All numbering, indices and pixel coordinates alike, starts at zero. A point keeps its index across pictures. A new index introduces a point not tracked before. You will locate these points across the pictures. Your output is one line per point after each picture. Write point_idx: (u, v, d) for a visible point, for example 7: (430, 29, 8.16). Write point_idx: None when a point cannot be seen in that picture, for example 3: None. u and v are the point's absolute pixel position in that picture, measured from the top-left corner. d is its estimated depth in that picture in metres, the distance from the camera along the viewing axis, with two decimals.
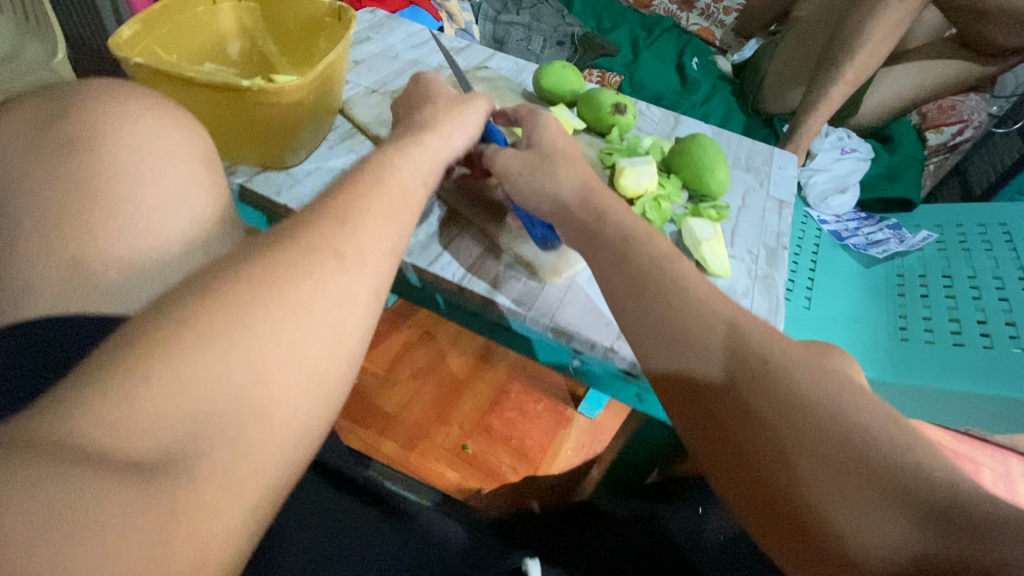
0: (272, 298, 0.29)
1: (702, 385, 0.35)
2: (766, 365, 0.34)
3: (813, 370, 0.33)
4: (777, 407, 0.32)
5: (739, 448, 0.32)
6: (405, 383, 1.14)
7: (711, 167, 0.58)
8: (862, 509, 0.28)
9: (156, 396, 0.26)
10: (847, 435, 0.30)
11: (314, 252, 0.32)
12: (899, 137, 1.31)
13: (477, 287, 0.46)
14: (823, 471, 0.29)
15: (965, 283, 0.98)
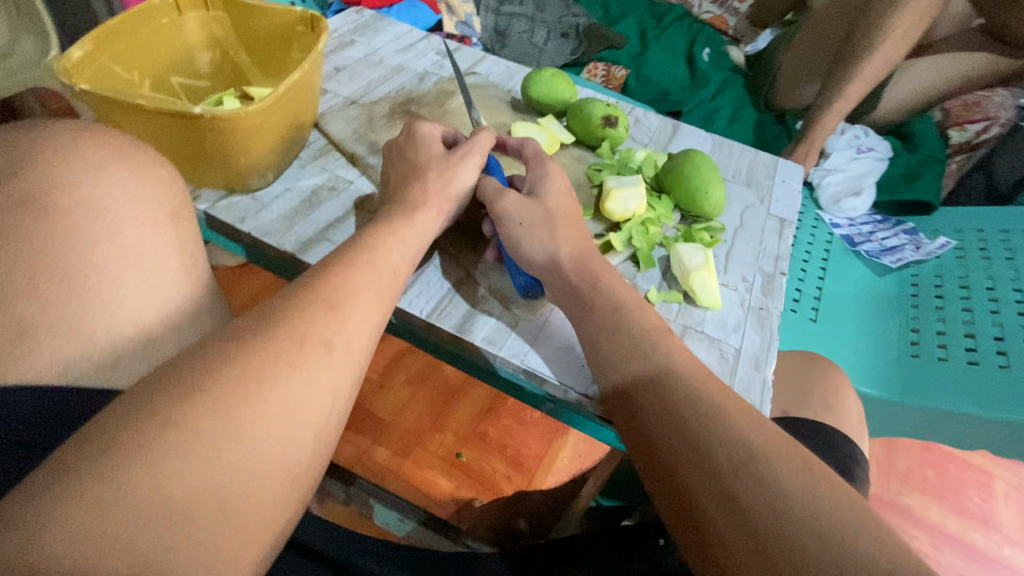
0: (256, 399, 0.31)
1: (680, 460, 0.33)
2: (749, 445, 0.32)
3: (790, 452, 0.32)
4: (761, 501, 0.30)
5: (716, 537, 0.30)
6: (400, 389, 1.12)
7: (705, 188, 0.54)
8: None
9: (126, 506, 0.26)
10: (830, 530, 0.28)
11: (299, 346, 0.34)
12: (920, 134, 1.23)
13: (446, 324, 0.43)
14: (804, 570, 0.27)
15: (984, 294, 0.92)
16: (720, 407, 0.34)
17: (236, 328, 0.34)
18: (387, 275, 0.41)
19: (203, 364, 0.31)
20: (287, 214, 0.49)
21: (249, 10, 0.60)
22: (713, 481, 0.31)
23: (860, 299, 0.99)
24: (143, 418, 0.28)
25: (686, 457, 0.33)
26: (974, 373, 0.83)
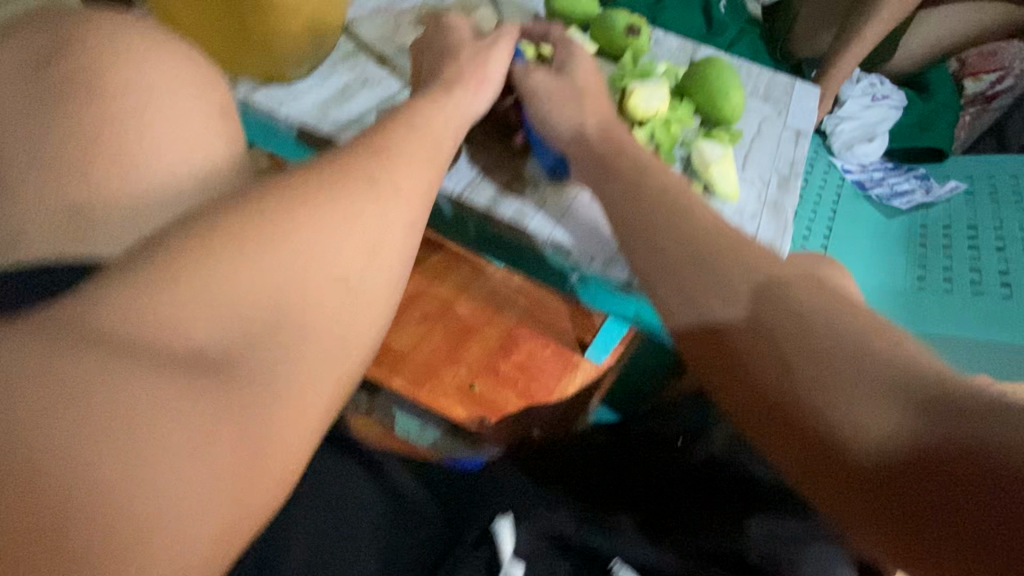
0: (305, 218, 0.32)
1: (707, 297, 0.36)
2: (766, 274, 0.36)
3: (812, 283, 0.35)
4: (775, 307, 0.34)
5: (738, 356, 0.33)
6: (415, 325, 1.16)
7: (725, 92, 0.56)
8: (855, 398, 0.30)
9: (189, 293, 0.28)
10: (841, 334, 0.32)
11: (346, 180, 0.35)
12: (934, 85, 1.22)
13: (479, 201, 0.47)
14: (822, 368, 0.31)
15: (989, 235, 0.95)
16: (743, 255, 0.37)
17: (293, 170, 0.35)
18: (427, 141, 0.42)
19: (260, 192, 0.33)
20: (323, 103, 0.51)
21: None
22: (738, 309, 0.34)
23: (869, 237, 1.00)
24: (209, 229, 0.30)
25: (715, 293, 0.36)
26: (982, 305, 0.85)
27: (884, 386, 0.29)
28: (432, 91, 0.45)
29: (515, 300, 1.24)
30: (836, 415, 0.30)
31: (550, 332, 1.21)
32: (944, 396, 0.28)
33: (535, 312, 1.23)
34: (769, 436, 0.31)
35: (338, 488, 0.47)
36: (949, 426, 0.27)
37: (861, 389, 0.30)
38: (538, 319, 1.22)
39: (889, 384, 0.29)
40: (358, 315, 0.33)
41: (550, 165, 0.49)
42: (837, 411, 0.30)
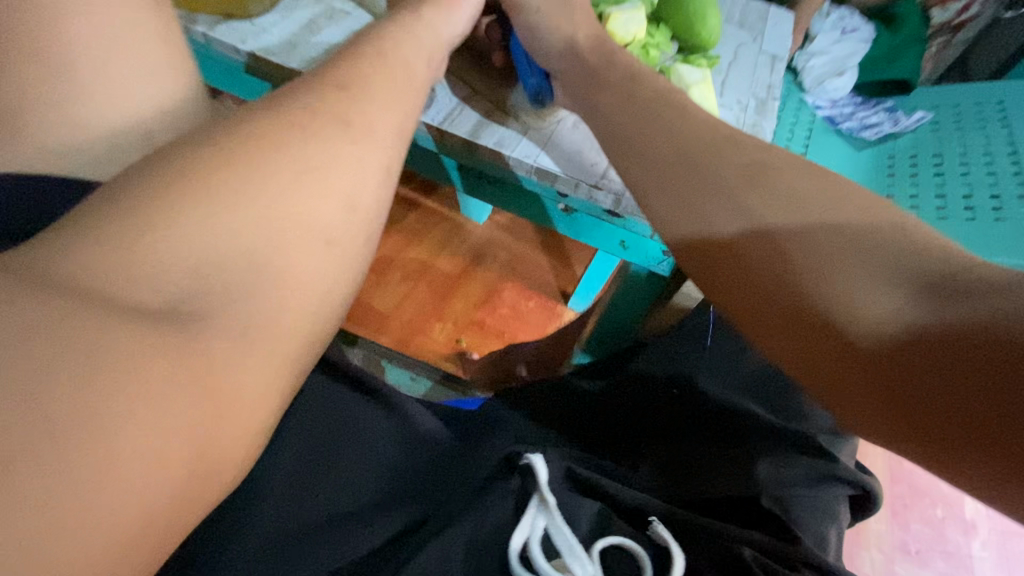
0: (277, 156, 0.32)
1: (706, 199, 0.37)
2: (764, 163, 0.37)
3: (813, 180, 0.36)
4: (780, 205, 0.35)
5: (743, 255, 0.34)
6: (398, 285, 1.15)
7: (702, 15, 0.55)
8: (865, 285, 0.31)
9: (156, 230, 0.28)
10: (842, 222, 0.33)
11: (313, 117, 0.34)
12: (904, 16, 1.22)
13: (460, 129, 0.47)
14: (830, 263, 0.32)
15: (955, 161, 0.98)
16: (738, 156, 0.38)
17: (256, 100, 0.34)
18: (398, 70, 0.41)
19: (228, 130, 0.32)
20: (290, 37, 0.49)
21: None
22: (743, 203, 0.36)
23: (841, 168, 1.02)
24: (177, 174, 0.30)
25: (717, 193, 0.37)
26: (951, 223, 0.87)
27: (889, 276, 0.31)
28: (405, 23, 0.44)
29: (497, 255, 1.24)
30: (839, 299, 0.31)
31: (533, 283, 1.22)
32: (942, 277, 0.30)
33: (517, 265, 1.23)
34: (771, 330, 0.33)
35: (320, 439, 0.46)
36: (952, 305, 0.29)
37: (863, 274, 0.31)
38: (522, 272, 1.23)
39: (891, 270, 0.31)
40: (325, 262, 0.32)
41: (534, 87, 0.48)
42: (841, 296, 0.31)
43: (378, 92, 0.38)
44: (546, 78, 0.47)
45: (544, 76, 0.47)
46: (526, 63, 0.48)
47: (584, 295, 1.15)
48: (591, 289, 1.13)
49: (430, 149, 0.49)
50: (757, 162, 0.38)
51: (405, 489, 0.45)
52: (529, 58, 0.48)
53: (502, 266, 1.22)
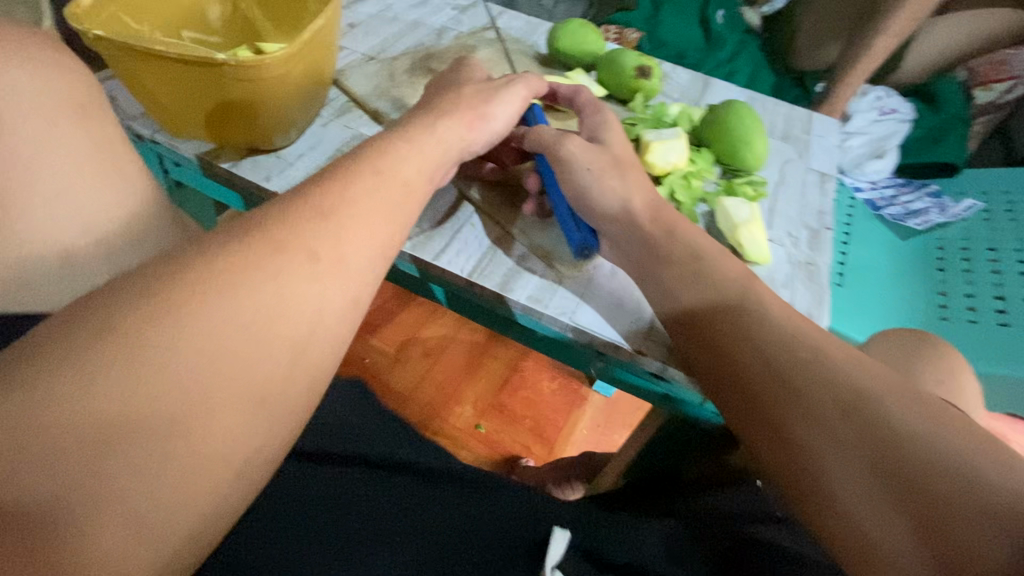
0: (217, 309, 0.29)
1: (796, 419, 0.33)
2: (858, 386, 0.33)
3: (910, 405, 0.32)
4: (850, 419, 0.32)
5: (831, 481, 0.31)
6: (416, 362, 1.12)
7: (748, 142, 0.52)
8: (974, 541, 0.27)
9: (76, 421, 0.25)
10: (952, 463, 0.29)
11: (276, 265, 0.31)
12: (943, 96, 1.19)
13: (488, 283, 0.46)
14: (928, 508, 0.28)
15: (1014, 255, 0.90)
16: (828, 373, 0.34)
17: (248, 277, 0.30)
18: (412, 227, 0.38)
19: (175, 276, 0.29)
20: (314, 172, 0.47)
21: None
22: (837, 426, 0.32)
23: (887, 262, 0.96)
24: (103, 339, 0.26)
25: (810, 415, 0.33)
26: (1011, 332, 0.80)
27: (1002, 538, 0.26)
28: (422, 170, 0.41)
29: None
30: (958, 555, 0.27)
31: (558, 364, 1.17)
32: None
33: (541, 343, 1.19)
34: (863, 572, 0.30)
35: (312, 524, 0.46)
36: None
37: (985, 528, 0.27)
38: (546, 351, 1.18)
39: (1005, 528, 0.27)
40: None
41: (579, 242, 0.46)
42: (964, 553, 0.27)
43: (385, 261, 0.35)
44: (593, 234, 0.46)
45: (592, 232, 0.46)
46: (574, 218, 0.47)
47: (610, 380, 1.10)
48: None
49: (416, 274, 0.48)
50: (835, 380, 0.34)
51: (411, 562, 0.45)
52: (574, 215, 0.46)
53: (526, 344, 1.18)
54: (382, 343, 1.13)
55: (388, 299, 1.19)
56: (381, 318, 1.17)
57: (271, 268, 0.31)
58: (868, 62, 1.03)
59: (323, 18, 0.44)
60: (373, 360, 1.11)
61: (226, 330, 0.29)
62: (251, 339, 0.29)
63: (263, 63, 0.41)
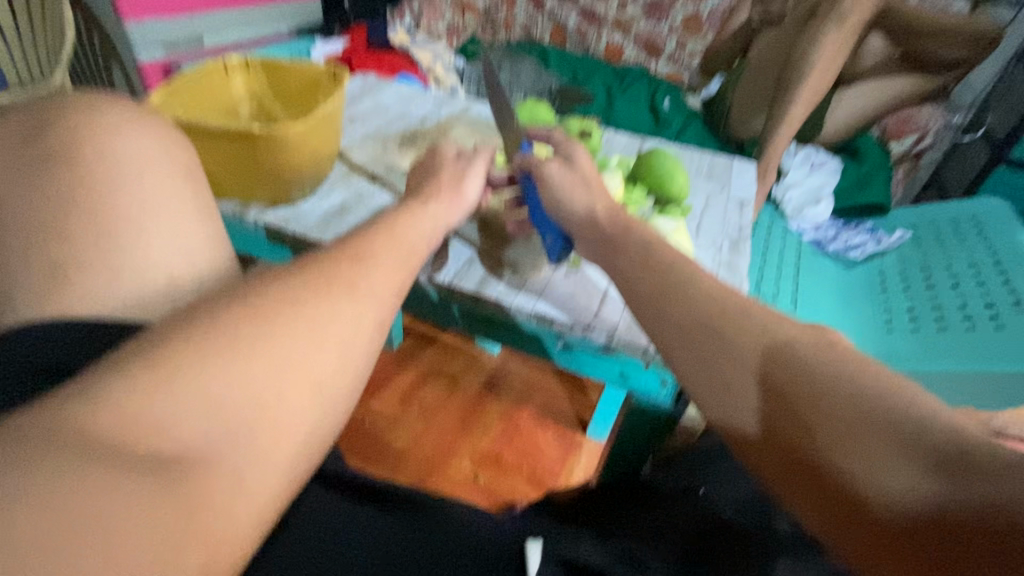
0: (290, 313, 0.35)
1: (732, 376, 0.38)
2: (777, 337, 0.38)
3: (825, 357, 0.36)
4: (779, 369, 0.36)
5: (757, 423, 0.36)
6: (414, 421, 1.17)
7: (670, 174, 0.64)
8: (885, 462, 0.31)
9: (181, 396, 0.29)
10: (854, 393, 0.33)
11: (328, 282, 0.38)
12: (865, 150, 1.40)
13: (466, 285, 0.54)
14: (846, 437, 0.32)
15: (943, 274, 1.02)
16: (758, 334, 0.39)
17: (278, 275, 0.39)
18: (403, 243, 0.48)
19: (259, 292, 0.35)
20: (324, 219, 0.59)
21: (281, 66, 0.68)
22: (765, 381, 0.36)
23: (832, 290, 1.07)
24: (206, 334, 0.31)
25: (745, 374, 0.37)
26: (952, 334, 0.89)
27: (905, 455, 0.30)
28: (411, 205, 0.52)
29: (512, 386, 1.27)
30: (851, 476, 0.31)
31: (550, 412, 1.22)
32: (958, 452, 0.29)
33: (533, 395, 1.25)
34: (803, 503, 0.33)
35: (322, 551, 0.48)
36: (970, 485, 0.28)
37: (876, 452, 0.31)
38: (537, 402, 1.24)
39: (906, 445, 0.31)
40: (320, 420, 0.34)
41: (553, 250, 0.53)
42: (856, 475, 0.31)
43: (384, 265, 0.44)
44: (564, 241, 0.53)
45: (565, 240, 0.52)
46: (549, 224, 0.53)
47: (600, 423, 1.15)
48: (607, 416, 1.13)
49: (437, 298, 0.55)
50: (765, 338, 0.38)
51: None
52: (545, 222, 0.53)
53: (518, 397, 1.24)
54: (381, 405, 1.19)
55: (386, 365, 1.27)
56: (378, 383, 1.23)
57: (321, 277, 0.38)
58: (790, 124, 1.20)
59: (332, 101, 0.59)
60: (372, 423, 1.15)
61: (281, 310, 0.35)
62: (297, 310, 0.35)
63: (287, 129, 0.54)
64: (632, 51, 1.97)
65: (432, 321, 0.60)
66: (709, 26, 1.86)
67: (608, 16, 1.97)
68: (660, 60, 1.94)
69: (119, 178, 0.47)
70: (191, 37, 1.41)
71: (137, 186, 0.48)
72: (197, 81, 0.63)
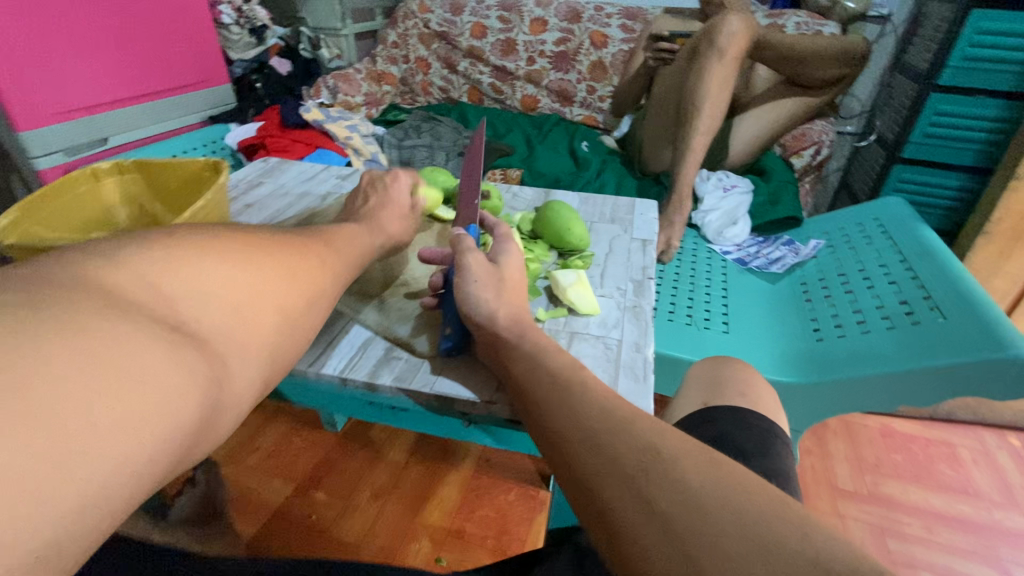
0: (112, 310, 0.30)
1: (617, 486, 0.32)
2: (658, 450, 0.33)
3: (709, 470, 0.31)
4: (669, 490, 0.30)
5: (639, 551, 0.29)
6: (367, 506, 1.09)
7: (568, 227, 0.64)
8: None
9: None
10: (749, 522, 0.28)
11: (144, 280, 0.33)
12: (771, 167, 1.49)
13: (357, 374, 0.48)
14: None
15: (858, 278, 1.07)
16: (645, 433, 0.34)
17: None
18: None
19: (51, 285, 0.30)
20: None
21: (157, 166, 0.65)
22: (647, 497, 0.30)
23: (762, 308, 1.09)
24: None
25: (631, 486, 0.31)
26: (873, 336, 0.92)
27: None
28: None
29: (469, 449, 1.22)
30: None
31: (510, 472, 1.17)
32: None
33: (490, 456, 1.20)
34: None
35: None
36: None
37: None
38: (497, 462, 1.19)
39: None
40: None
41: (451, 345, 0.50)
42: None
43: None
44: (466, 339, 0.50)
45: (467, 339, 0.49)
46: (455, 321, 0.50)
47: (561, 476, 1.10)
48: None
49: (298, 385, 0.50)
50: (651, 457, 0.32)
51: None
52: (451, 320, 0.50)
53: (474, 461, 1.19)
54: (327, 495, 1.11)
55: (332, 449, 1.21)
56: (324, 471, 1.16)
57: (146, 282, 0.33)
58: (694, 153, 1.26)
59: (205, 200, 0.57)
60: (320, 516, 1.07)
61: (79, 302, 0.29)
62: (195, 271, 0.36)
63: None
64: (546, 100, 2.06)
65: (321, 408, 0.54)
66: (613, 70, 1.97)
67: (520, 71, 2.07)
68: (574, 106, 2.03)
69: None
70: (94, 138, 1.33)
71: None
72: (60, 193, 0.59)
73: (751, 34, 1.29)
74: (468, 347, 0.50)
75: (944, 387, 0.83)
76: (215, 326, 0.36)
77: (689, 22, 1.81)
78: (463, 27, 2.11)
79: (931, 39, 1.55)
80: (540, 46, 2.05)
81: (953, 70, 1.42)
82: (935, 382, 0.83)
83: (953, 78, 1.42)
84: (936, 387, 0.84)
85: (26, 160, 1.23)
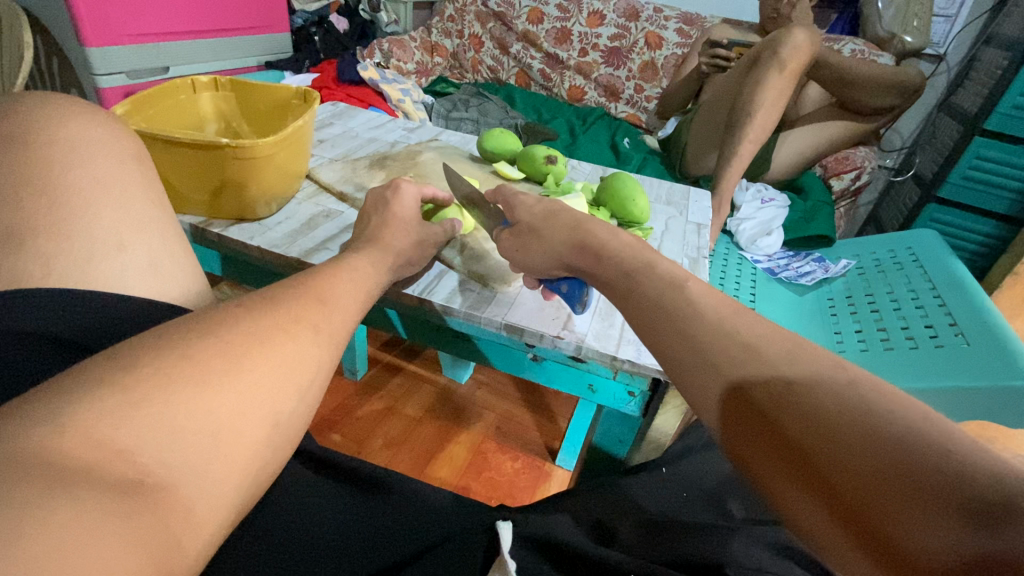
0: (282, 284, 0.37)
1: (711, 419, 0.35)
2: (749, 346, 0.34)
3: (805, 364, 0.32)
4: (778, 382, 0.32)
5: (757, 443, 0.31)
6: (378, 453, 1.13)
7: (632, 198, 0.67)
8: (905, 499, 0.25)
9: (205, 360, 0.31)
10: (864, 411, 0.28)
11: (302, 289, 0.40)
12: (809, 187, 1.49)
13: (436, 296, 0.55)
14: (855, 461, 0.27)
15: (887, 300, 1.09)
16: (731, 331, 0.35)
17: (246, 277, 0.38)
18: (366, 263, 0.49)
19: (256, 295, 0.38)
20: (289, 234, 0.60)
21: (251, 88, 0.69)
22: (764, 430, 0.31)
23: (789, 316, 1.12)
24: (222, 323, 0.34)
25: (750, 420, 0.32)
26: (900, 354, 0.94)
27: (920, 486, 0.25)
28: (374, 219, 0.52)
29: (480, 415, 1.25)
30: (865, 506, 0.26)
31: (519, 442, 1.20)
32: (991, 494, 0.24)
33: (502, 425, 1.24)
34: (796, 511, 0.29)
35: (297, 537, 0.47)
36: (1004, 533, 0.23)
37: (891, 485, 0.26)
38: (506, 431, 1.22)
39: (922, 471, 0.25)
40: (271, 447, 0.33)
41: (576, 295, 0.52)
42: (873, 506, 0.26)
43: (341, 289, 0.43)
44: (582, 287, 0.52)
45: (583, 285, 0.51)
46: (563, 280, 0.53)
47: (570, 451, 1.13)
48: (576, 444, 1.12)
49: (385, 304, 0.57)
50: (747, 356, 0.34)
51: (353, 546, 0.48)
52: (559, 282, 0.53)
53: (486, 426, 1.23)
54: (342, 438, 1.14)
55: (349, 397, 1.24)
56: (340, 416, 1.19)
57: (303, 289, 0.40)
58: (740, 159, 1.27)
59: (301, 122, 0.60)
60: None
61: (270, 303, 0.37)
62: (224, 362, 0.32)
63: (255, 146, 0.56)
64: (592, 94, 2.08)
65: (394, 330, 0.61)
66: (664, 72, 1.99)
67: (571, 61, 2.08)
68: (620, 102, 2.05)
69: (103, 170, 0.47)
70: (157, 66, 1.36)
71: (108, 191, 0.46)
72: (164, 97, 0.64)
73: (813, 52, 1.31)
74: (584, 296, 0.51)
75: (965, 405, 0.86)
76: (250, 352, 0.33)
77: (748, 34, 1.82)
78: (521, 10, 2.12)
79: (985, 83, 1.56)
80: (594, 38, 2.06)
81: (1000, 116, 1.41)
82: (957, 399, 0.86)
83: (1000, 124, 1.42)
84: (957, 405, 0.87)
85: (89, 77, 1.25)
